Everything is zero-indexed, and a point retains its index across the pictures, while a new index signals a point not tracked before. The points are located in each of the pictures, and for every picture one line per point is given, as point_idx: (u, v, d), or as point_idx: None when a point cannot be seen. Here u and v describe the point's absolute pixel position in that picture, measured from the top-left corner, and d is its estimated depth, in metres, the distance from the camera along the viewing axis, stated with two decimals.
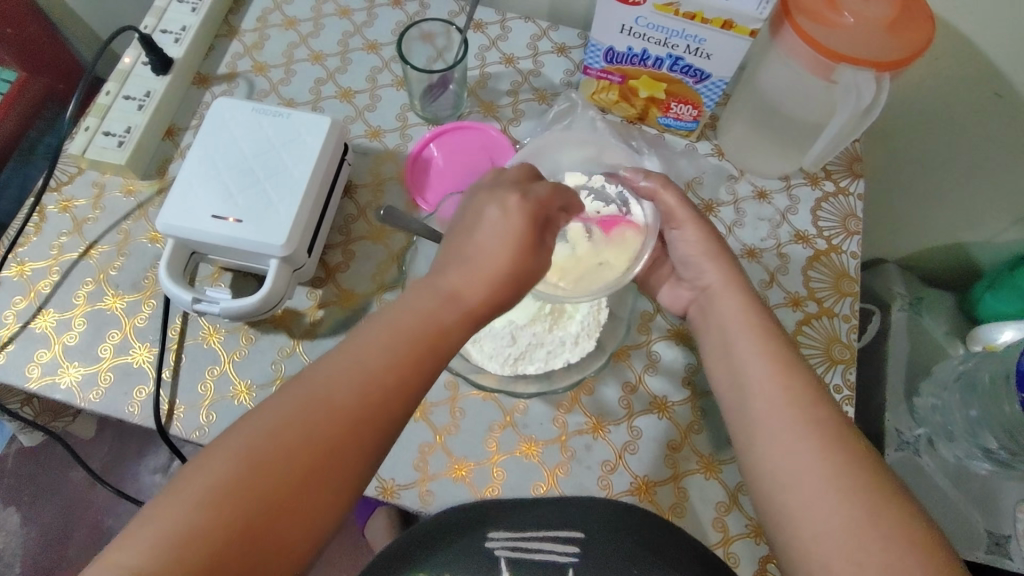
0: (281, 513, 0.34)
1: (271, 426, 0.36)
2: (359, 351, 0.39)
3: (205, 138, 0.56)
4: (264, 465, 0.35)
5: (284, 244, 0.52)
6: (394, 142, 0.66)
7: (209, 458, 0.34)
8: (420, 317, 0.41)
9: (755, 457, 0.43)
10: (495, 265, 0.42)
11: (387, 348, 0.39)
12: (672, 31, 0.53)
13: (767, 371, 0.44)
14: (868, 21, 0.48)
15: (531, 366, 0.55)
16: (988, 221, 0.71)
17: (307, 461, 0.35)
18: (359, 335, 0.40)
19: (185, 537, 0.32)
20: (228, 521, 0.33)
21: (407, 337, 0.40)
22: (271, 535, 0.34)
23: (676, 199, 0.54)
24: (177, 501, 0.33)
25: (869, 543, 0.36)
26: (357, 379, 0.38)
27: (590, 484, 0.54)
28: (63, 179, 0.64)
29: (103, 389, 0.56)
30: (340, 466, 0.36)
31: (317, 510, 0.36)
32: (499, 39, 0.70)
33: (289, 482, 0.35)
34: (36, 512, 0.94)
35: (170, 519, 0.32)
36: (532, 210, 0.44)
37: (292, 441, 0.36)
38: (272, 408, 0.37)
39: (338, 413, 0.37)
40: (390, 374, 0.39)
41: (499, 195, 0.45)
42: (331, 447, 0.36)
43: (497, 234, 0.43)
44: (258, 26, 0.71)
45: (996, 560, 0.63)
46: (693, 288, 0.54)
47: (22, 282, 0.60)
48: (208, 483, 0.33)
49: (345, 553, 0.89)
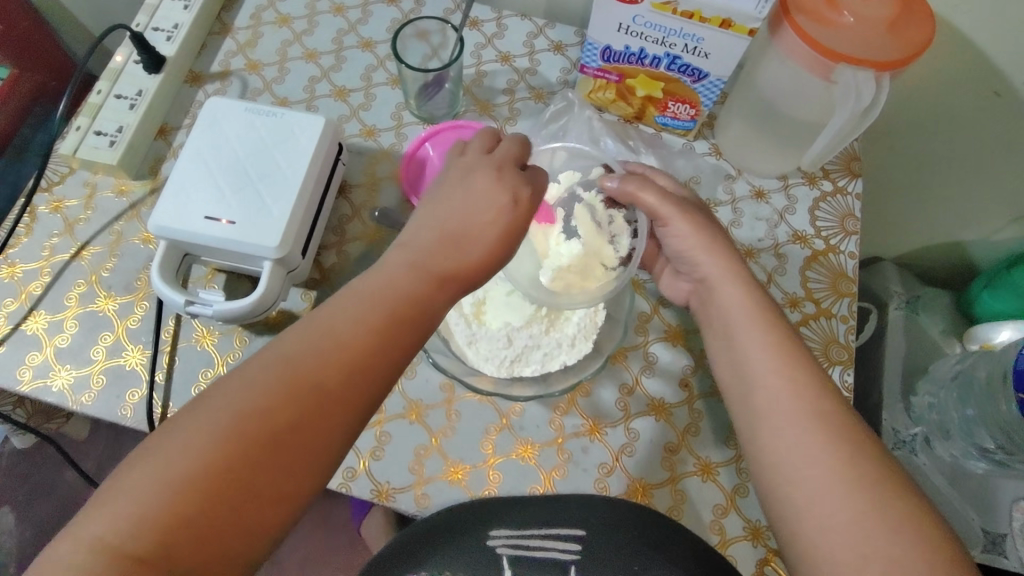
0: (269, 480, 0.34)
1: (245, 403, 0.35)
2: (342, 318, 0.39)
3: (198, 137, 0.55)
4: (233, 444, 0.34)
5: (278, 245, 0.52)
6: (389, 142, 0.65)
7: (198, 426, 0.34)
8: (392, 296, 0.40)
9: (761, 450, 0.42)
10: (462, 267, 0.42)
11: (361, 321, 0.39)
12: (670, 30, 0.53)
13: (773, 362, 0.43)
14: (870, 21, 0.48)
15: (528, 368, 0.54)
16: (986, 219, 0.71)
17: (284, 435, 0.35)
18: (341, 302, 0.40)
19: (180, 503, 0.32)
20: (218, 488, 0.33)
21: (388, 304, 0.40)
22: (251, 508, 0.34)
23: (656, 199, 0.52)
24: (144, 480, 0.32)
25: (872, 536, 0.36)
26: (331, 355, 0.37)
27: (587, 486, 0.54)
28: (54, 178, 0.63)
29: (96, 392, 0.56)
30: (326, 433, 0.36)
31: (289, 487, 0.35)
32: (495, 37, 0.70)
33: (268, 456, 0.35)
34: (30, 513, 0.93)
35: (141, 499, 0.32)
36: (506, 211, 0.43)
37: (278, 407, 0.35)
38: (242, 384, 0.36)
39: (312, 389, 0.36)
40: (369, 347, 0.38)
41: (495, 172, 0.44)
42: (304, 423, 0.36)
43: (480, 220, 0.43)
44: (251, 24, 0.70)
45: (992, 559, 0.62)
46: (691, 280, 0.53)
47: (13, 284, 0.59)
48: (182, 460, 0.33)
49: (341, 553, 0.89)
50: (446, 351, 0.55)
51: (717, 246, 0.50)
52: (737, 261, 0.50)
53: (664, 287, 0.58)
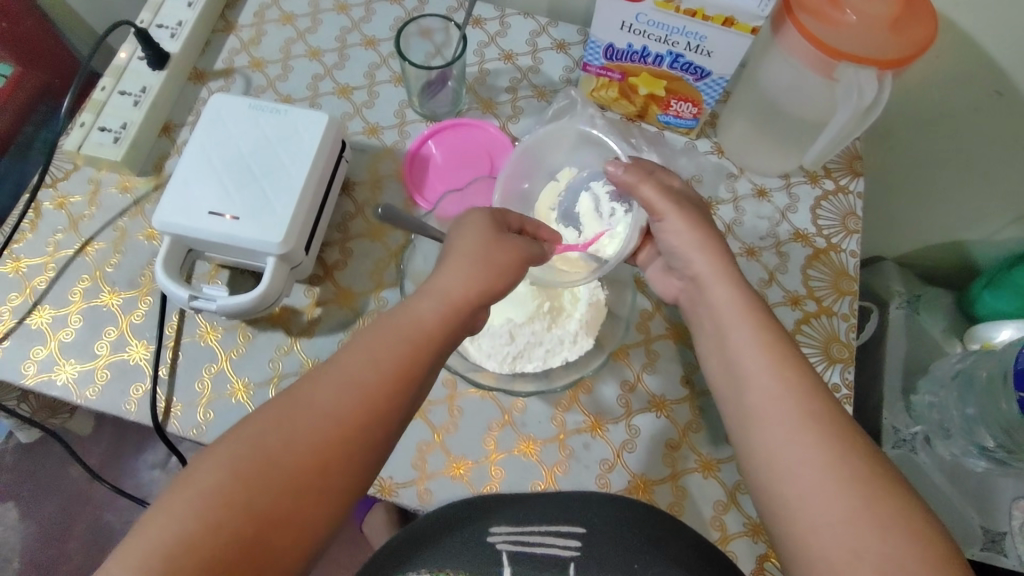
0: (284, 515, 0.35)
1: (263, 440, 0.36)
2: (359, 357, 0.40)
3: (202, 134, 0.56)
4: (258, 475, 0.35)
5: (281, 241, 0.52)
6: (392, 139, 0.66)
7: (218, 461, 0.35)
8: (406, 333, 0.41)
9: (753, 448, 0.42)
10: (468, 289, 0.44)
11: (377, 358, 0.40)
12: (673, 28, 0.53)
13: (763, 362, 0.43)
14: (874, 19, 0.48)
15: (530, 364, 0.54)
16: (987, 219, 0.71)
17: (301, 470, 0.36)
18: (358, 341, 0.41)
19: (198, 538, 0.33)
20: (235, 523, 0.34)
21: (401, 342, 0.41)
22: (267, 543, 0.34)
23: (654, 191, 0.51)
24: (171, 513, 0.33)
25: (866, 533, 0.36)
26: (347, 390, 0.39)
27: (588, 482, 0.54)
28: (58, 175, 0.63)
29: (100, 386, 0.56)
30: (342, 468, 0.37)
31: (305, 521, 0.36)
32: (498, 35, 0.70)
33: (286, 491, 0.35)
34: (33, 508, 0.93)
35: (161, 533, 0.32)
36: (490, 240, 0.45)
37: (295, 443, 0.36)
38: (261, 421, 0.37)
39: (333, 419, 0.37)
40: (385, 384, 0.39)
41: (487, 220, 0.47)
42: (328, 454, 0.37)
43: (482, 257, 0.45)
44: (255, 21, 0.70)
45: (990, 556, 0.63)
46: (683, 278, 0.52)
47: (18, 279, 0.60)
48: (200, 494, 0.34)
49: (343, 550, 0.89)
50: None
51: (709, 244, 0.50)
52: (728, 259, 0.49)
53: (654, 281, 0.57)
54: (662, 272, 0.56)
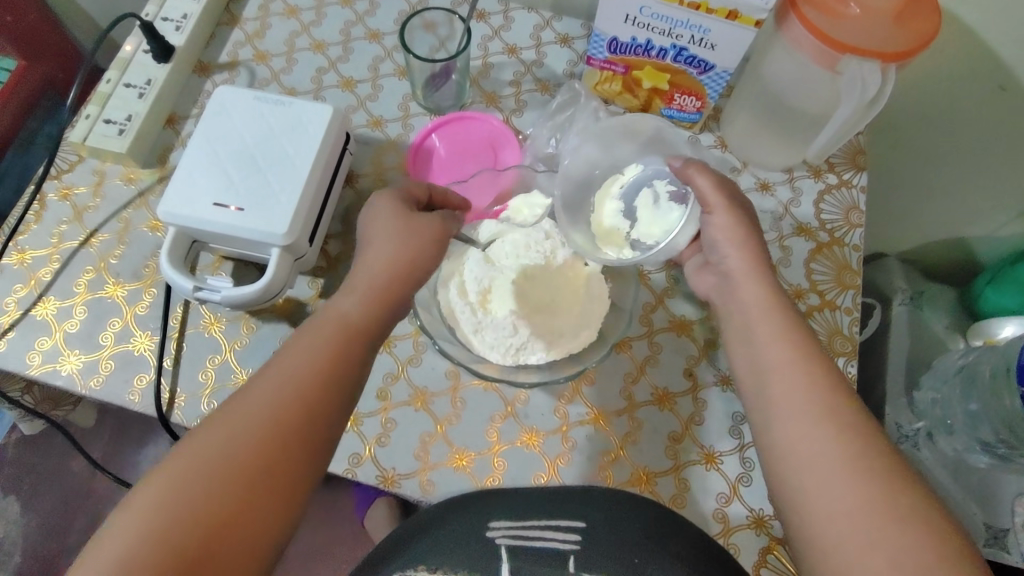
0: (247, 503, 0.36)
1: (218, 434, 0.38)
2: (301, 348, 0.42)
3: (206, 125, 0.56)
4: (216, 472, 0.36)
5: (286, 233, 0.52)
6: (396, 132, 0.66)
7: (177, 459, 0.37)
8: (343, 324, 0.44)
9: (771, 441, 0.42)
10: (387, 277, 0.47)
11: (319, 348, 0.42)
12: (677, 21, 0.53)
13: (788, 355, 0.44)
14: (876, 12, 0.48)
15: (533, 356, 0.54)
16: (990, 214, 0.71)
17: (257, 460, 0.37)
18: (300, 334, 0.43)
19: (164, 531, 0.34)
20: (200, 514, 0.35)
21: (340, 331, 0.43)
22: (232, 532, 0.36)
23: (710, 184, 0.50)
24: (133, 515, 0.34)
25: (883, 523, 0.36)
26: (291, 380, 0.40)
27: (591, 474, 0.54)
28: (63, 167, 0.64)
29: (104, 376, 0.56)
30: (297, 454, 0.39)
31: (268, 508, 0.37)
32: (502, 29, 0.70)
33: (245, 480, 0.37)
34: (36, 502, 0.94)
35: (128, 532, 0.34)
36: (402, 230, 0.48)
37: (248, 434, 0.38)
38: (216, 419, 0.39)
39: (279, 412, 0.39)
40: (328, 370, 0.42)
41: (396, 204, 0.49)
42: (282, 442, 0.38)
43: (398, 248, 0.47)
44: (259, 14, 0.70)
45: (995, 553, 0.63)
46: (718, 273, 0.52)
47: (23, 270, 0.60)
48: (164, 491, 0.35)
49: (344, 544, 0.89)
50: (453, 339, 0.55)
51: (748, 244, 0.50)
52: (763, 260, 0.50)
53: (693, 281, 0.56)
54: (698, 268, 0.55)
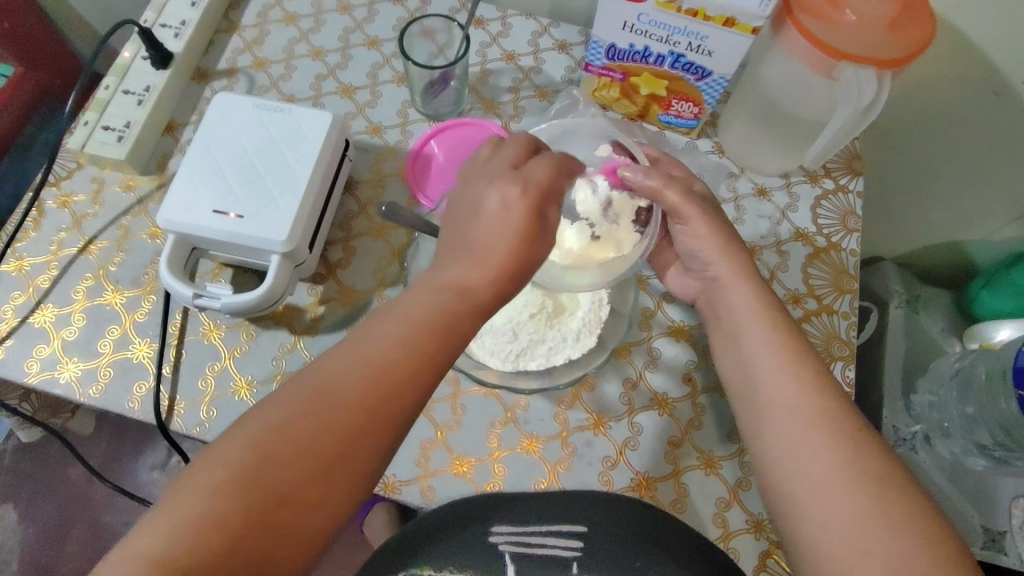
0: (311, 492, 0.35)
1: (287, 416, 0.36)
2: (383, 334, 0.39)
3: (206, 132, 0.56)
4: (269, 464, 0.34)
5: (285, 240, 0.52)
6: (395, 139, 0.66)
7: (243, 435, 0.35)
8: (429, 312, 0.40)
9: (766, 446, 0.42)
10: (502, 257, 0.42)
11: (402, 339, 0.39)
12: (674, 28, 0.53)
13: (777, 358, 0.44)
14: (872, 19, 0.48)
15: (533, 362, 0.55)
16: (986, 218, 0.71)
17: (328, 449, 0.36)
18: (380, 319, 0.41)
19: (225, 512, 0.33)
20: (261, 496, 0.34)
21: (425, 322, 0.40)
22: (290, 517, 0.34)
23: (679, 197, 0.51)
24: (196, 489, 0.33)
25: (875, 530, 0.36)
26: (367, 371, 0.38)
27: (590, 480, 0.54)
28: (62, 174, 0.63)
29: (103, 384, 0.56)
30: (367, 446, 0.37)
31: (330, 498, 0.36)
32: (500, 36, 0.70)
33: (309, 467, 0.35)
34: (33, 510, 0.93)
35: (191, 507, 0.33)
36: (532, 205, 0.42)
37: (320, 422, 0.36)
38: (286, 398, 0.37)
39: (352, 402, 0.37)
40: (406, 364, 0.39)
41: (512, 175, 0.43)
42: (349, 434, 0.36)
43: (500, 228, 0.42)
44: (258, 21, 0.70)
45: (991, 556, 0.63)
46: (701, 279, 0.53)
47: (21, 277, 0.60)
48: (225, 469, 0.34)
49: (345, 551, 0.89)
50: None
51: (734, 249, 0.50)
52: (753, 265, 0.50)
53: (670, 282, 0.57)
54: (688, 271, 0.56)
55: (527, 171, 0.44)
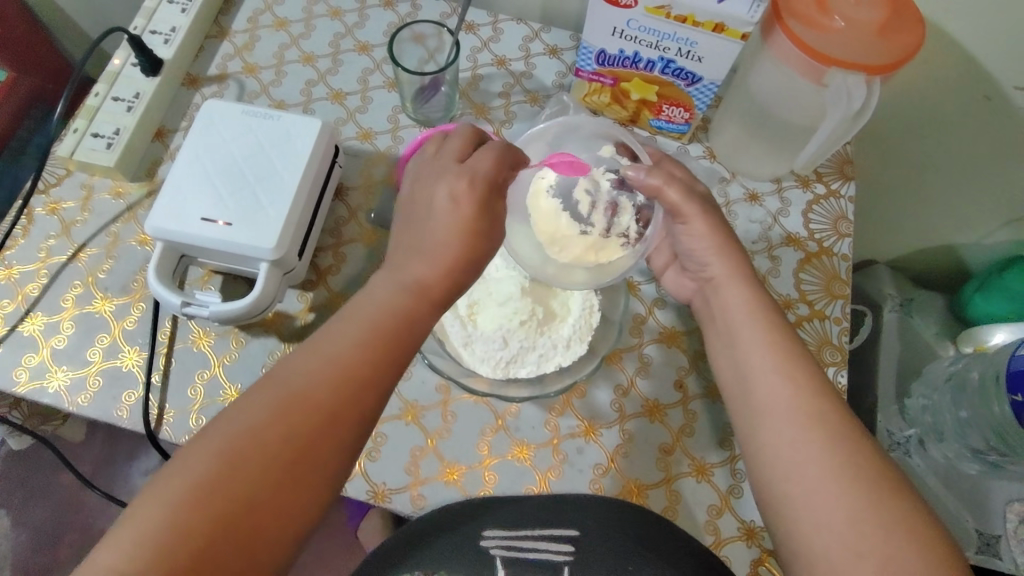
0: (272, 499, 0.35)
1: (247, 424, 0.36)
2: (341, 338, 0.40)
3: (195, 138, 0.56)
4: (228, 480, 0.34)
5: (274, 247, 0.52)
6: (385, 144, 0.66)
7: (203, 446, 0.35)
8: (386, 314, 0.41)
9: (759, 447, 0.42)
10: (453, 251, 0.42)
11: (360, 342, 0.39)
12: (664, 34, 0.53)
13: (771, 360, 0.44)
14: (860, 26, 0.49)
15: (523, 369, 0.55)
16: (978, 222, 0.71)
17: (288, 455, 0.36)
18: (338, 323, 0.41)
19: (186, 523, 0.33)
20: (222, 506, 0.34)
21: (383, 324, 0.40)
22: (252, 525, 0.34)
23: (680, 194, 0.50)
24: (157, 503, 0.33)
25: (869, 532, 0.36)
26: (325, 376, 0.38)
27: (581, 487, 0.54)
28: (51, 180, 0.63)
29: (92, 393, 0.56)
30: (327, 452, 0.37)
31: (293, 504, 0.36)
32: (491, 41, 0.70)
33: (270, 474, 0.35)
34: (26, 515, 0.93)
35: (151, 520, 0.33)
36: (478, 198, 0.43)
37: (279, 430, 0.36)
38: (245, 408, 0.37)
39: (311, 407, 0.37)
40: (364, 367, 0.39)
41: (461, 168, 0.43)
42: (310, 439, 0.37)
43: (447, 222, 0.42)
44: (248, 27, 0.70)
45: (986, 560, 0.63)
46: (696, 280, 0.53)
47: (10, 285, 0.59)
48: (185, 482, 0.34)
49: (339, 555, 0.88)
50: (443, 353, 0.55)
51: (729, 249, 0.50)
52: (747, 267, 0.49)
53: (664, 282, 0.57)
54: (680, 274, 0.56)
55: (471, 163, 0.44)
